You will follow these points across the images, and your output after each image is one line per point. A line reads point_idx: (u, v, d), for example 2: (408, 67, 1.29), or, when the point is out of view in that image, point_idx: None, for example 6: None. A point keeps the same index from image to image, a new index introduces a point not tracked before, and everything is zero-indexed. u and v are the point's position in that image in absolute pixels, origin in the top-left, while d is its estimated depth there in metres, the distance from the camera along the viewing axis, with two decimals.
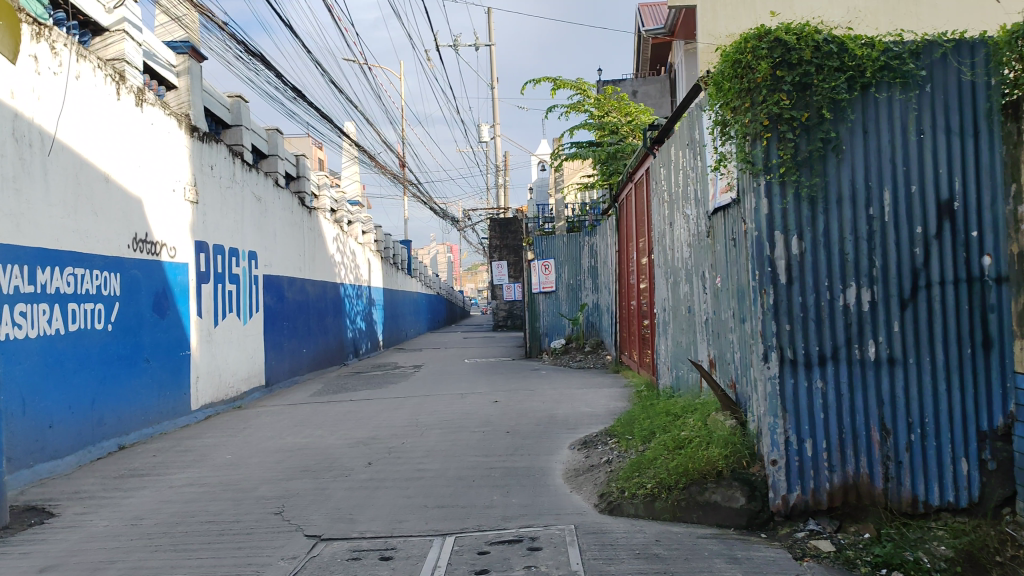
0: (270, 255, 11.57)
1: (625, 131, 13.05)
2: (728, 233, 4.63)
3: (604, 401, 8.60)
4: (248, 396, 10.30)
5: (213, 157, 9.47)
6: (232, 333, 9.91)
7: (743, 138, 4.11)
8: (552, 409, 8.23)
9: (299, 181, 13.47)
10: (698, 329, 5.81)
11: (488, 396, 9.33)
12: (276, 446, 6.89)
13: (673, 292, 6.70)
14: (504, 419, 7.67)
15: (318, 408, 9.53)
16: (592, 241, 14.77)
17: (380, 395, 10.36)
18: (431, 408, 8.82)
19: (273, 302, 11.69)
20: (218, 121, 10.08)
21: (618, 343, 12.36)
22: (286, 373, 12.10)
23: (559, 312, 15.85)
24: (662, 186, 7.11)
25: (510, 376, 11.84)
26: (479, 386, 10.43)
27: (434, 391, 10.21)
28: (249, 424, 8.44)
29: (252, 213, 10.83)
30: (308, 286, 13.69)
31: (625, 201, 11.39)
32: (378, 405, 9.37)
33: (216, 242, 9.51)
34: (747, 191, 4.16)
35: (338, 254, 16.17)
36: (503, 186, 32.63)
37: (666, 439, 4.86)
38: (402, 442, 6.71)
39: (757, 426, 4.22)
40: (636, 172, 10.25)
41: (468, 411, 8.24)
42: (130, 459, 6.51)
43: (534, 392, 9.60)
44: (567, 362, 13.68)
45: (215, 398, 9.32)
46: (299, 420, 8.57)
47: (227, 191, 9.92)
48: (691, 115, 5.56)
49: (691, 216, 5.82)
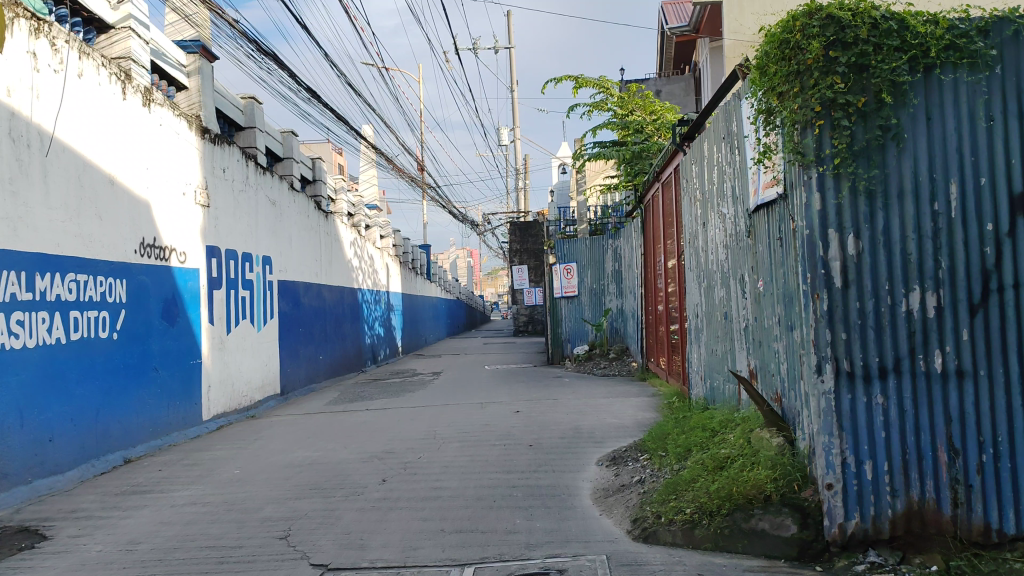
0: (286, 260, 11.29)
1: (650, 129, 12.66)
2: (773, 232, 4.25)
3: (631, 411, 8.19)
4: (262, 406, 10.00)
5: (226, 159, 9.18)
6: (246, 340, 9.62)
7: (792, 126, 3.71)
8: (577, 419, 7.84)
9: (315, 185, 13.19)
10: (735, 337, 5.41)
11: (510, 406, 8.95)
12: (287, 460, 6.54)
13: (707, 296, 6.29)
14: (526, 431, 7.28)
15: (334, 418, 9.21)
16: (617, 244, 14.35)
17: (398, 404, 10.01)
18: (450, 418, 8.45)
19: (288, 308, 11.39)
20: (232, 123, 9.82)
21: (644, 349, 11.92)
22: (303, 381, 11.80)
23: (582, 317, 15.38)
24: (693, 185, 6.71)
25: (532, 384, 11.45)
26: (500, 395, 10.05)
27: (454, 400, 9.87)
28: (261, 436, 8.11)
29: (267, 217, 10.54)
30: (325, 292, 13.39)
31: (652, 201, 10.97)
32: (396, 415, 9.03)
33: (229, 247, 9.21)
34: (797, 185, 3.76)
35: (356, 259, 15.88)
36: (524, 189, 32.33)
37: (705, 458, 4.45)
38: (419, 456, 6.35)
39: (810, 445, 3.81)
40: (665, 171, 9.83)
41: (489, 422, 7.87)
42: (133, 474, 6.19)
43: (558, 401, 9.21)
44: (591, 369, 13.27)
45: (227, 408, 9.01)
46: (313, 431, 8.23)
47: (240, 194, 9.63)
48: (728, 106, 5.17)
49: (727, 215, 5.43)
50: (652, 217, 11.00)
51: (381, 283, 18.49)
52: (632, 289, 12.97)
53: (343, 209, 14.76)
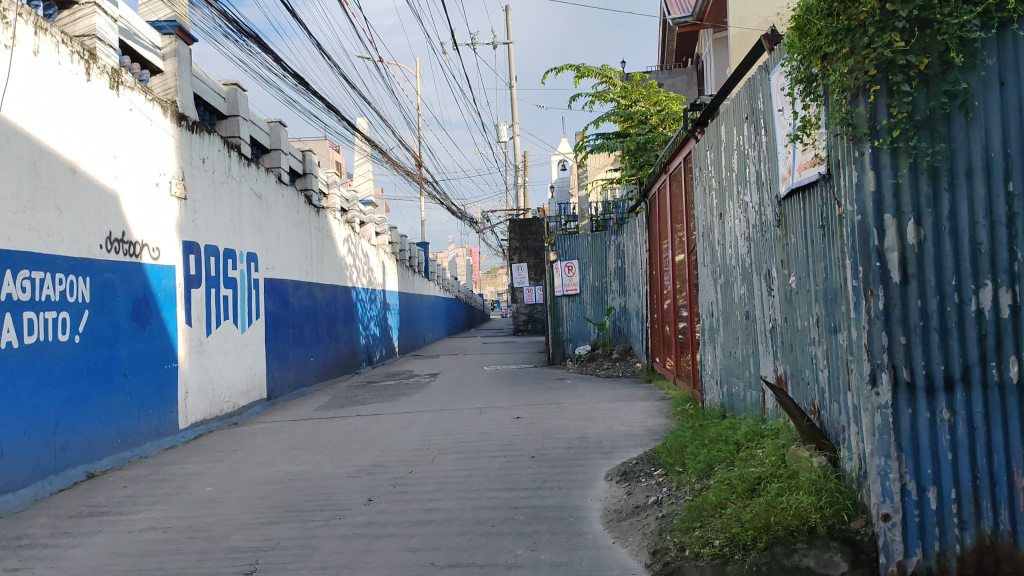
0: (273, 257, 10.73)
1: (654, 120, 12.00)
2: (812, 219, 3.70)
3: (641, 417, 7.61)
4: (247, 412, 9.43)
5: (205, 149, 8.67)
6: (228, 343, 9.06)
7: (841, 93, 3.16)
8: (582, 427, 7.26)
9: (305, 178, 12.66)
10: (760, 339, 4.86)
11: (510, 411, 8.40)
12: (266, 475, 5.98)
13: (725, 294, 5.73)
14: (528, 441, 6.71)
15: (322, 425, 8.65)
16: (620, 240, 13.77)
17: (391, 409, 9.45)
18: (446, 425, 7.88)
19: (276, 308, 10.83)
20: (213, 111, 9.32)
21: (650, 350, 11.35)
22: (291, 384, 11.25)
23: (584, 316, 14.79)
24: (708, 172, 6.15)
25: (533, 387, 10.88)
26: (500, 399, 9.48)
27: (451, 405, 9.31)
28: (242, 445, 7.55)
29: (252, 211, 9.98)
30: (316, 290, 12.82)
31: (658, 195, 10.41)
32: (388, 422, 8.48)
33: (209, 242, 8.65)
34: (845, 163, 3.21)
35: (349, 256, 15.31)
36: (524, 186, 31.83)
37: (731, 479, 3.88)
38: (411, 471, 5.78)
39: (859, 466, 3.26)
40: (674, 162, 9.27)
41: (487, 431, 7.32)
42: (95, 493, 5.64)
43: (561, 406, 8.63)
44: (595, 370, 12.69)
45: (207, 415, 8.45)
46: (299, 440, 7.66)
47: (222, 187, 9.08)
48: (753, 81, 4.63)
49: (750, 204, 4.88)
50: (659, 211, 10.42)
51: (376, 281, 17.94)
52: (637, 286, 12.39)
53: (335, 204, 14.21)
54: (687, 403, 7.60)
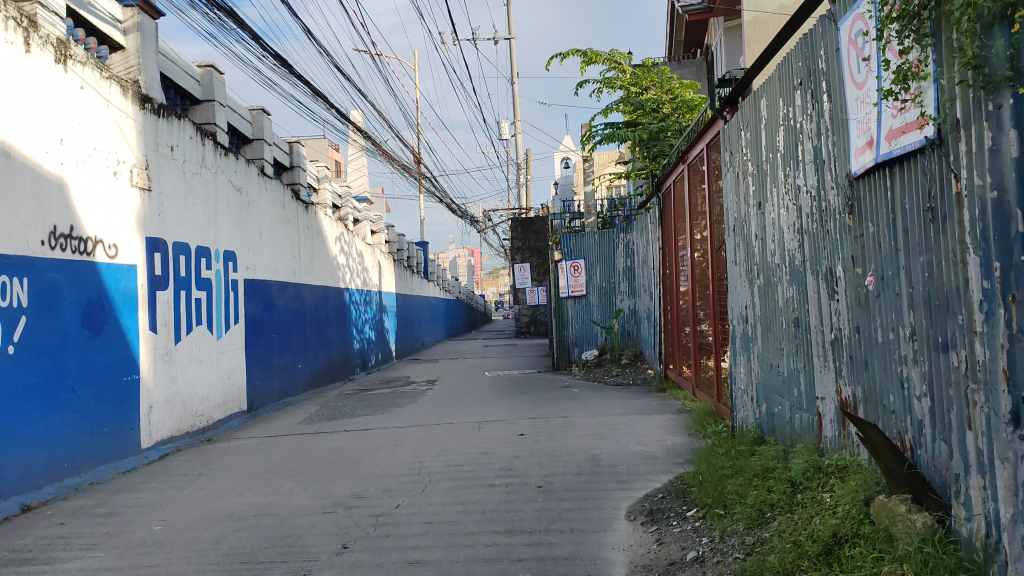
0: (254, 256, 9.88)
1: (668, 108, 11.03)
2: (908, 200, 2.83)
3: (659, 435, 6.71)
4: (223, 426, 8.57)
5: (174, 136, 7.82)
6: (201, 350, 8.21)
7: (970, 22, 2.30)
8: (594, 448, 6.36)
9: (292, 172, 11.81)
10: (816, 353, 3.99)
11: (512, 427, 7.52)
12: (226, 510, 5.10)
13: (765, 297, 4.85)
14: (533, 465, 5.82)
15: (303, 442, 7.78)
16: (629, 238, 12.89)
17: (381, 422, 8.56)
18: (439, 444, 6.99)
19: (259, 311, 9.98)
20: (185, 95, 8.46)
21: (664, 355, 10.46)
22: (275, 394, 10.40)
23: (590, 319, 13.80)
24: (741, 155, 5.25)
25: (537, 397, 9.98)
26: (500, 411, 8.61)
27: (446, 418, 8.45)
28: (210, 467, 6.68)
29: (229, 205, 9.13)
30: (305, 291, 11.98)
31: (674, 188, 9.54)
32: (376, 439, 7.61)
33: (178, 239, 7.81)
34: (975, 121, 2.35)
35: (342, 255, 14.44)
36: (525, 185, 31.00)
37: (800, 539, 3.01)
38: (395, 506, 4.90)
39: (990, 534, 2.38)
40: (693, 150, 8.38)
41: (486, 451, 6.44)
42: (25, 532, 4.78)
43: (568, 421, 7.75)
44: (602, 378, 11.78)
45: (175, 432, 7.59)
46: (274, 461, 6.78)
47: (195, 178, 8.22)
48: (812, 37, 3.77)
49: (804, 187, 4.01)
50: (675, 206, 9.51)
51: (372, 282, 17.07)
52: (648, 287, 11.49)
53: (326, 200, 13.35)
54: (714, 419, 6.69)
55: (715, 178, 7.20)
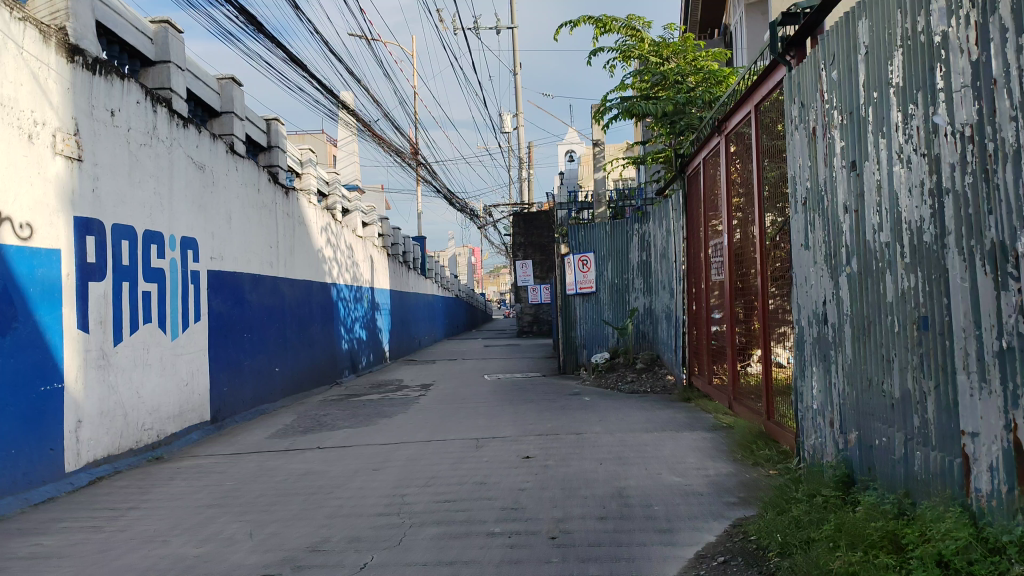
0: (221, 244, 8.65)
1: (692, 79, 9.71)
2: None
3: (698, 461, 5.42)
4: (178, 441, 7.34)
5: (116, 99, 6.58)
6: (149, 353, 6.98)
7: None
8: (619, 478, 5.10)
9: (271, 152, 10.56)
10: (965, 369, 2.77)
11: (517, 447, 6.25)
12: (139, 568, 3.84)
13: (861, 291, 3.61)
14: (544, 504, 4.56)
15: (267, 462, 6.53)
16: (645, 229, 11.58)
17: (363, 437, 7.30)
18: (428, 468, 5.73)
19: (227, 308, 8.74)
20: (134, 53, 7.20)
21: (688, 358, 9.16)
22: (246, 402, 9.15)
23: (601, 318, 12.56)
24: (823, 104, 4.02)
25: (544, 406, 8.73)
26: (502, 425, 7.35)
27: (439, 433, 7.18)
28: (145, 497, 5.41)
29: (190, 184, 7.90)
30: (285, 285, 10.74)
31: (704, 167, 8.27)
32: (354, 458, 6.34)
33: (119, 221, 6.57)
34: None
35: (329, 247, 13.18)
36: (527, 179, 29.80)
37: None
38: (361, 568, 3.63)
39: None
40: (734, 120, 7.10)
41: (484, 481, 5.18)
42: None
43: (583, 439, 6.48)
44: (615, 384, 10.48)
45: (113, 451, 6.34)
46: (225, 490, 5.52)
47: (143, 151, 6.98)
48: None
49: (948, 132, 2.78)
50: (705, 188, 8.24)
51: (363, 278, 15.83)
52: (668, 282, 10.19)
53: (309, 185, 12.10)
54: (772, 444, 5.39)
55: (766, 147, 5.93)
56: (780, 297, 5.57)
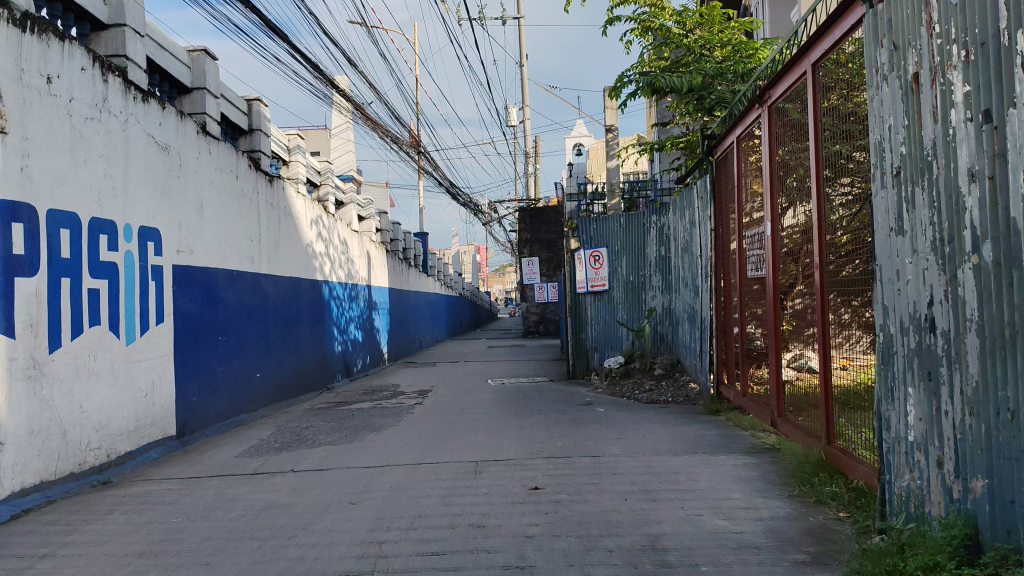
0: (192, 235, 7.68)
1: (719, 53, 8.73)
2: None
3: (745, 499, 4.42)
4: (133, 461, 6.37)
5: (54, 63, 5.61)
6: (96, 360, 6.01)
7: None
8: (650, 521, 4.10)
9: (252, 135, 9.56)
10: None
11: (522, 475, 5.25)
12: None
13: (1001, 289, 2.63)
14: (558, 561, 3.56)
15: (228, 488, 5.55)
16: (664, 221, 10.51)
17: (345, 457, 6.31)
18: (416, 502, 4.74)
19: (198, 307, 7.78)
20: (82, 14, 6.23)
21: (716, 365, 8.15)
22: (220, 412, 8.19)
23: (615, 319, 11.57)
24: (936, 41, 3.03)
25: (553, 419, 7.73)
26: (506, 445, 6.35)
27: (433, 453, 6.19)
28: (69, 540, 4.44)
29: (152, 166, 6.94)
30: (268, 282, 9.78)
31: (738, 148, 7.29)
32: (330, 485, 5.36)
33: (57, 207, 5.60)
34: None
35: (319, 241, 12.19)
36: (534, 174, 28.84)
37: None
38: None
39: None
40: (778, 89, 6.07)
41: (483, 524, 4.18)
42: None
43: (601, 464, 5.48)
44: (631, 393, 9.48)
45: (46, 477, 5.37)
46: (168, 529, 4.55)
47: (90, 125, 6.01)
48: None
49: None
50: (739, 172, 7.26)
51: (359, 275, 14.84)
52: (691, 280, 9.17)
53: (298, 174, 11.14)
54: (843, 480, 4.40)
55: (830, 111, 4.90)
56: (856, 295, 4.53)
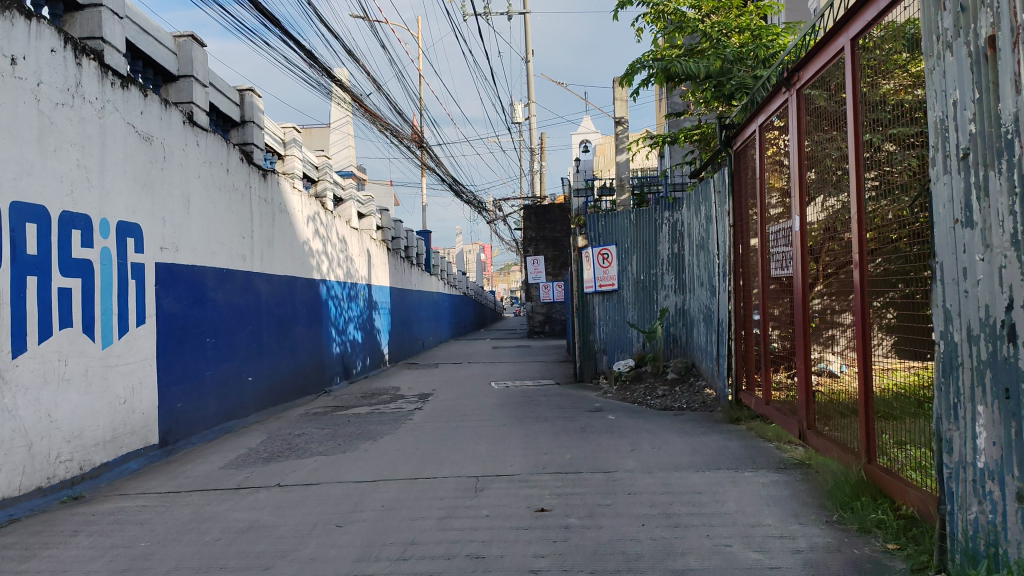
0: (176, 231, 7.22)
1: (736, 39, 8.35)
2: None
3: (778, 526, 4.00)
4: (109, 473, 5.91)
5: (19, 43, 5.15)
6: (67, 366, 5.54)
7: None
8: (674, 552, 3.63)
9: (244, 128, 9.09)
10: None
11: (528, 494, 4.78)
12: None
13: None
14: None
15: (207, 505, 5.08)
16: (677, 217, 10.02)
17: (336, 470, 5.85)
18: (410, 525, 4.27)
19: (183, 308, 7.32)
20: None
21: (735, 371, 7.67)
22: (207, 419, 7.73)
23: (625, 320, 11.10)
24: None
25: (560, 428, 7.27)
26: (510, 457, 5.88)
27: (431, 466, 5.73)
28: (22, 568, 3.97)
29: (132, 157, 6.48)
30: (261, 281, 9.32)
31: (761, 139, 6.81)
32: (317, 504, 4.89)
33: (22, 198, 5.14)
34: None
35: (317, 239, 11.73)
36: (540, 172, 28.37)
37: None
38: None
39: None
40: (807, 72, 5.52)
41: (485, 555, 3.70)
42: None
43: (615, 481, 5.00)
44: (643, 400, 9.02)
45: (7, 493, 4.90)
46: (133, 555, 4.09)
47: (60, 112, 5.55)
48: None
49: None
50: (761, 164, 6.77)
51: (359, 274, 14.38)
52: (707, 279, 8.69)
53: (294, 168, 10.64)
54: (887, 506, 3.94)
55: (872, 89, 4.39)
56: (911, 295, 4.01)
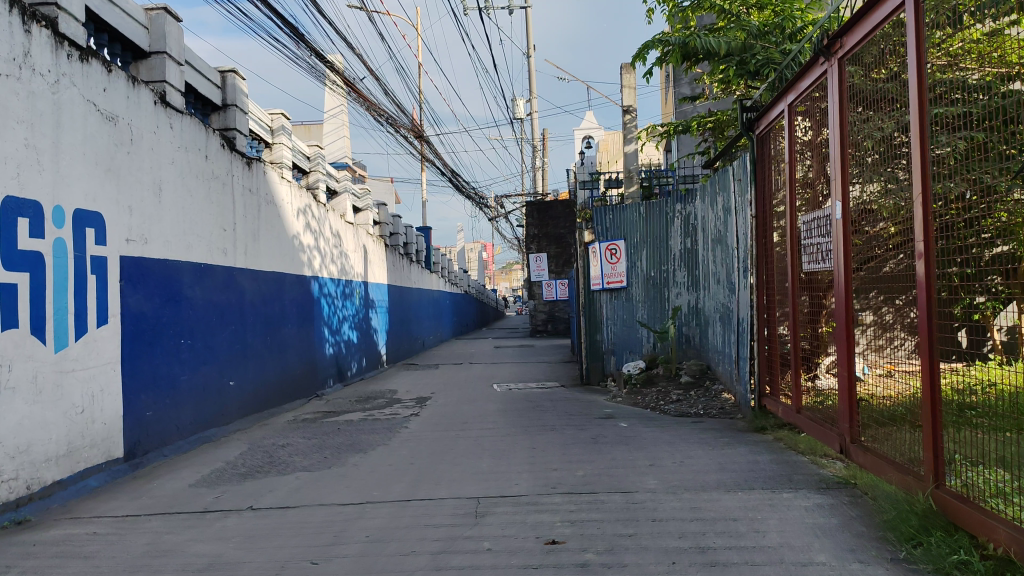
0: (146, 222, 6.57)
1: (756, 16, 7.90)
2: None
3: (836, 566, 3.33)
4: (64, 493, 5.25)
5: None
6: (11, 373, 4.89)
7: None
8: None
9: (227, 112, 8.42)
10: None
11: (535, 521, 4.12)
12: None
13: None
14: None
15: (167, 533, 4.43)
16: (689, 209, 9.36)
17: (319, 490, 5.20)
18: (397, 562, 3.61)
19: (154, 307, 6.67)
20: None
21: (758, 375, 7.01)
22: (182, 428, 7.08)
23: (635, 320, 10.44)
24: None
25: (569, 438, 6.62)
26: (515, 475, 5.22)
27: (426, 485, 5.07)
28: None
29: (92, 138, 5.83)
30: (244, 277, 8.67)
31: (789, 120, 6.14)
32: (293, 533, 4.23)
33: None
34: None
35: (308, 233, 11.06)
36: (542, 168, 27.71)
37: None
38: None
39: None
40: (852, 39, 4.69)
41: None
42: None
43: (636, 505, 4.35)
44: (656, 405, 8.37)
45: None
46: None
47: (4, 84, 4.90)
48: None
49: None
50: (790, 147, 6.10)
51: (354, 271, 13.74)
52: (725, 275, 8.02)
53: (282, 158, 9.98)
54: (970, 545, 3.27)
55: (935, 48, 3.71)
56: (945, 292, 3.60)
